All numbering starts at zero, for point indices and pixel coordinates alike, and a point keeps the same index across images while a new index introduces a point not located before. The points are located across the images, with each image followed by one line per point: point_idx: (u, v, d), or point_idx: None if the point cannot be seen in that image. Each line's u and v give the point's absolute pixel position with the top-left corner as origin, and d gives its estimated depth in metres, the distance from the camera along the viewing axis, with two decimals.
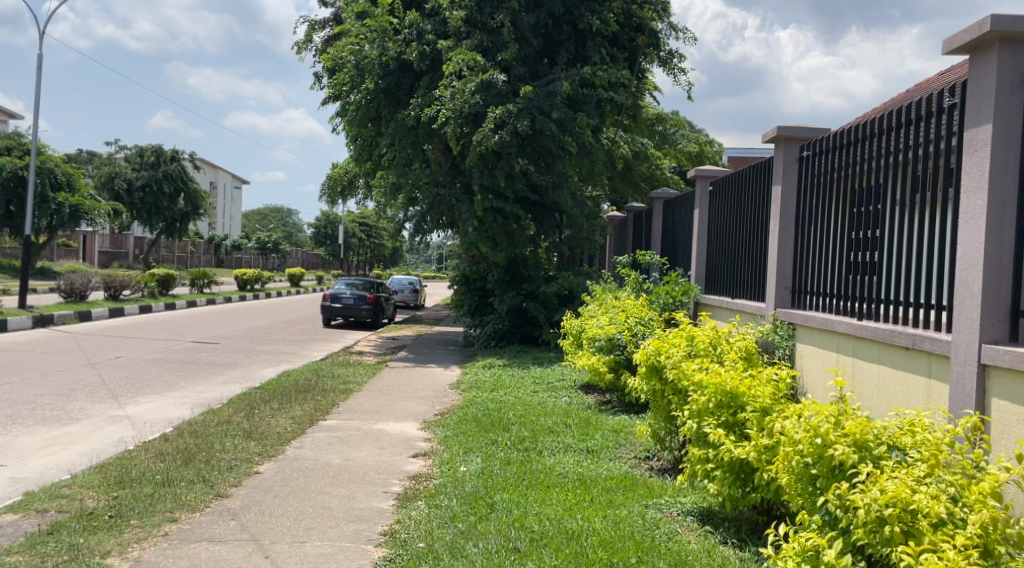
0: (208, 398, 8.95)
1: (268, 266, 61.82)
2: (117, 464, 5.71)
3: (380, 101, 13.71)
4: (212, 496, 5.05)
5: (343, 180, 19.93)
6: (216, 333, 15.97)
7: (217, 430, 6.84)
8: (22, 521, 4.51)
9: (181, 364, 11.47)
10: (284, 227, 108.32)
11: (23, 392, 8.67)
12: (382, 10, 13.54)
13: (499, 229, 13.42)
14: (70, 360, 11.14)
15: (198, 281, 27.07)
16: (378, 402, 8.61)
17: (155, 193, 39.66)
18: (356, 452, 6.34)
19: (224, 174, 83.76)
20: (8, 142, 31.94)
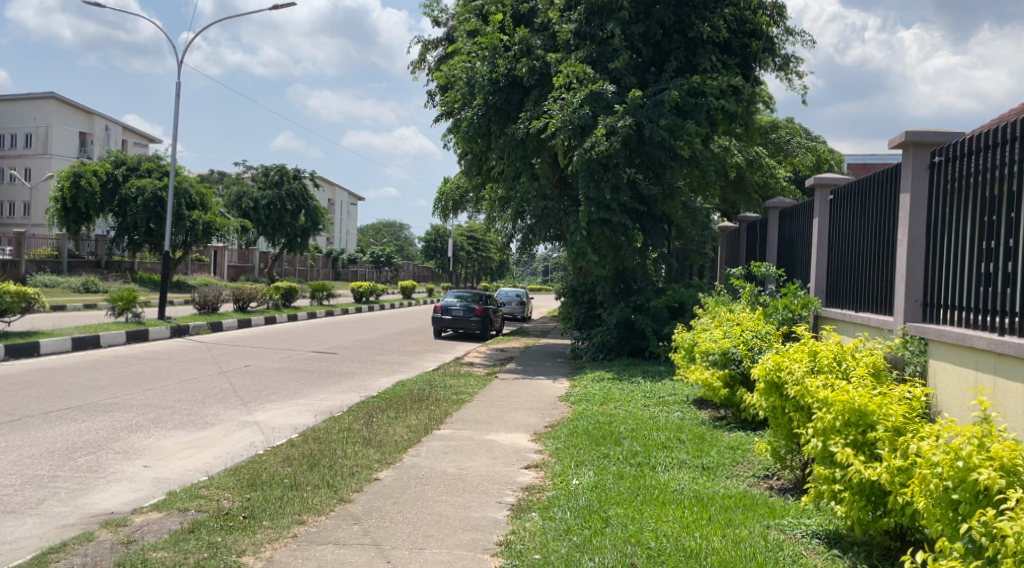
0: (328, 406, 9.32)
1: (381, 279, 63.78)
2: (249, 467, 6.03)
3: (491, 116, 13.97)
4: (337, 501, 5.25)
5: (454, 194, 20.40)
6: (334, 344, 16.61)
7: (339, 437, 7.11)
8: (167, 519, 4.84)
9: (303, 373, 12.00)
10: (397, 241, 111.41)
11: (164, 398, 9.31)
12: (492, 28, 13.75)
13: (605, 241, 13.22)
14: (203, 368, 11.88)
15: (318, 295, 28.27)
16: (489, 413, 8.72)
17: (278, 210, 41.81)
18: (470, 462, 6.45)
19: (342, 192, 87.26)
20: (149, 165, 34.43)
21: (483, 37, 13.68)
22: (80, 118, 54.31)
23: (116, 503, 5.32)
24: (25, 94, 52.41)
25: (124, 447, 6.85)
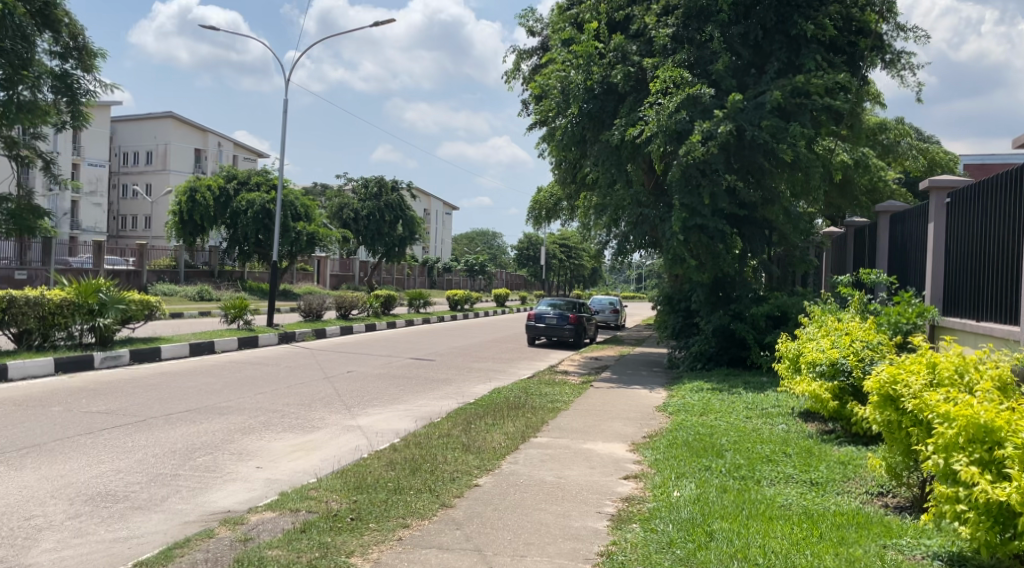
0: (427, 412, 9.49)
1: (476, 288, 64.63)
2: (355, 470, 6.21)
3: (586, 124, 13.95)
4: (439, 506, 5.34)
5: (548, 203, 20.46)
6: (432, 351, 16.94)
7: (439, 443, 7.23)
8: (280, 518, 5.04)
9: (403, 380, 12.27)
10: (490, 250, 112.58)
11: (274, 402, 9.70)
12: (587, 36, 13.62)
13: (703, 248, 12.88)
14: (308, 374, 12.33)
15: (416, 303, 28.91)
16: (586, 422, 8.69)
17: (377, 220, 43.04)
18: (568, 470, 6.43)
19: (438, 202, 88.99)
20: (258, 179, 36.11)
21: (577, 44, 13.61)
22: (195, 135, 57.48)
23: (232, 501, 5.59)
24: (146, 114, 55.91)
25: (238, 449, 7.18)
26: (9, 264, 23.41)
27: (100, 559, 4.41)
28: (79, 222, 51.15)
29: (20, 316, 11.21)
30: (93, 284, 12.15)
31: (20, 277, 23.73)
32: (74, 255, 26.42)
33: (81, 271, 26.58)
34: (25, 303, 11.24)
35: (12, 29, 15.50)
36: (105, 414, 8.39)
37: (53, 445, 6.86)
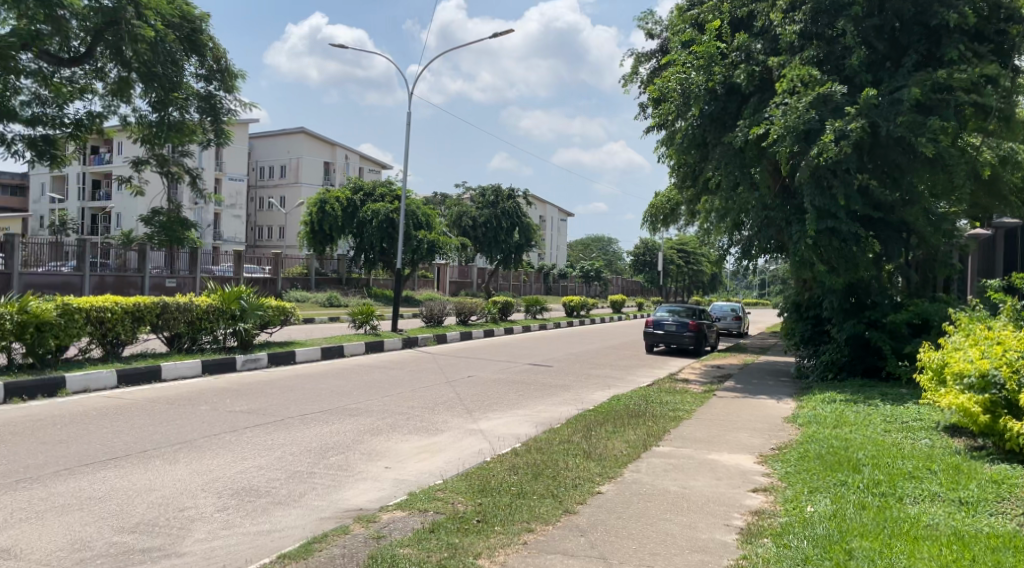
0: (547, 418, 9.52)
1: (591, 293, 64.43)
2: (479, 473, 6.31)
3: (710, 125, 13.64)
4: (562, 512, 5.35)
5: (665, 207, 20.12)
6: (550, 357, 17.00)
7: (559, 449, 7.24)
8: (410, 517, 5.20)
9: (521, 385, 12.36)
10: (606, 256, 111.99)
11: (399, 405, 10.01)
12: (709, 37, 13.32)
13: (834, 253, 12.26)
14: (431, 378, 12.64)
15: (532, 309, 29.12)
16: (710, 431, 8.47)
17: (494, 227, 43.72)
18: (692, 481, 6.29)
19: (553, 208, 89.37)
20: (382, 190, 37.47)
21: (698, 45, 13.28)
22: (324, 149, 60.19)
23: (364, 500, 5.80)
24: (281, 130, 59.06)
25: (368, 449, 7.45)
26: (161, 272, 25.28)
27: (246, 550, 4.68)
28: (221, 233, 54.58)
29: (173, 320, 11.98)
30: (235, 291, 12.99)
31: (171, 284, 25.63)
32: (218, 263, 27.92)
33: (224, 279, 28.29)
34: (176, 309, 12.03)
35: (163, 56, 16.89)
36: (246, 413, 8.91)
37: (202, 442, 7.34)
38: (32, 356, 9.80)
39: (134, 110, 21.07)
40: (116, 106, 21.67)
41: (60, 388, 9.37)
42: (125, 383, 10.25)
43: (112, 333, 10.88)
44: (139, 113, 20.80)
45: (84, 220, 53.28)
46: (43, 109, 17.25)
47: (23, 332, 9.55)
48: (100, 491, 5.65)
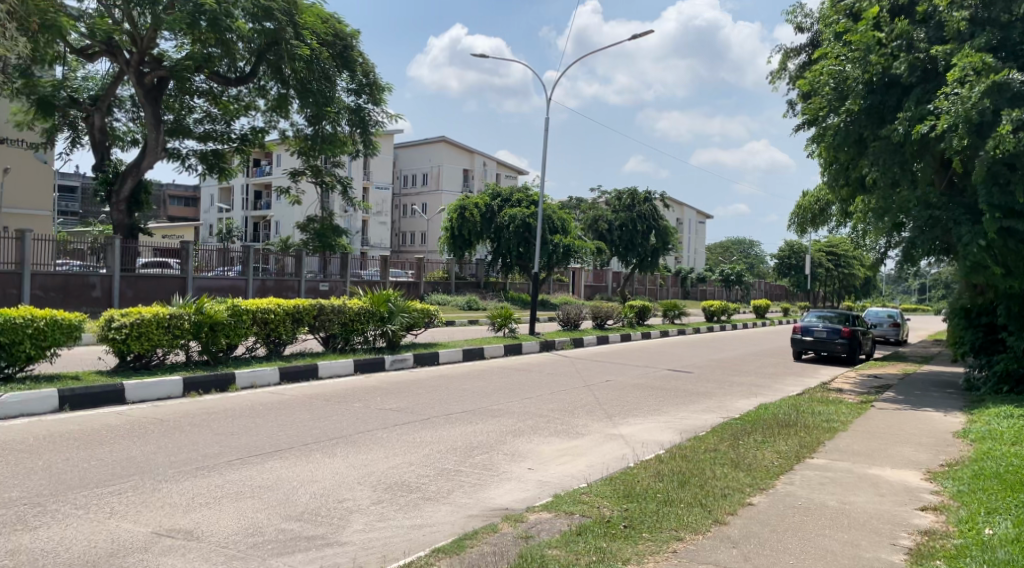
0: (690, 425, 9.31)
1: (732, 298, 62.39)
2: (624, 479, 6.25)
3: (866, 122, 12.85)
4: (712, 522, 5.20)
5: (814, 207, 19.21)
6: (690, 363, 16.63)
7: (707, 457, 7.05)
8: (556, 519, 5.23)
9: (662, 391, 12.16)
10: (748, 260, 108.16)
11: (540, 407, 10.08)
12: (866, 26, 12.67)
13: (1011, 254, 11.29)
14: (570, 382, 12.66)
15: (671, 314, 28.51)
16: (869, 445, 7.99)
17: (630, 231, 43.28)
18: (852, 496, 5.96)
19: (691, 211, 87.31)
20: (519, 195, 37.91)
21: (854, 36, 12.67)
22: (463, 156, 61.65)
23: (510, 500, 5.90)
24: (423, 139, 61.02)
25: (511, 450, 7.55)
26: (315, 277, 26.81)
27: (401, 543, 4.86)
28: (368, 239, 57.06)
29: (327, 322, 12.63)
30: (384, 294, 13.57)
31: (324, 288, 27.12)
32: (365, 268, 29.06)
33: (372, 282, 29.55)
34: (331, 310, 12.68)
35: (319, 74, 21.43)
36: (395, 411, 9.28)
37: (356, 438, 7.69)
38: (207, 354, 10.66)
39: (294, 124, 22.81)
40: (277, 121, 23.75)
41: (231, 383, 10.11)
42: (286, 380, 10.91)
43: (275, 334, 11.65)
44: (298, 126, 22.73)
45: (247, 228, 57.24)
46: (213, 127, 23.95)
47: (199, 331, 10.37)
48: (267, 480, 6.05)
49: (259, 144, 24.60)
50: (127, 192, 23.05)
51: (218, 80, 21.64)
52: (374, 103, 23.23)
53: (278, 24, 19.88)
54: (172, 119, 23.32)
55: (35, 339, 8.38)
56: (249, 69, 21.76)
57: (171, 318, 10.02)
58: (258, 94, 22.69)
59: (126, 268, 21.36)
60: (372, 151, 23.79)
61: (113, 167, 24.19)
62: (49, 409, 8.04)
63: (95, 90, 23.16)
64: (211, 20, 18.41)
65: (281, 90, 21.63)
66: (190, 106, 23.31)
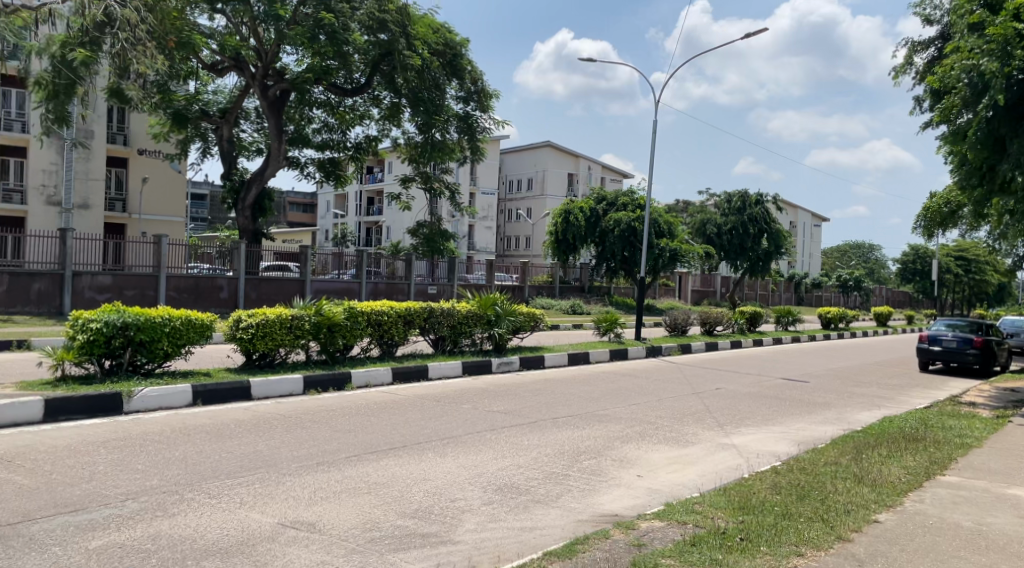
0: (807, 436, 8.96)
1: (849, 304, 59.69)
2: (739, 490, 6.08)
3: (1004, 118, 12.03)
4: (835, 538, 4.99)
5: (943, 210, 18.12)
6: (805, 371, 16.01)
7: (827, 470, 6.77)
8: (669, 528, 5.15)
9: (776, 400, 11.75)
10: (868, 265, 103.16)
11: (648, 413, 9.95)
12: (1004, 18, 11.83)
13: None
14: (678, 388, 12.42)
15: (784, 320, 27.54)
16: (1007, 463, 7.46)
17: (741, 234, 42.10)
18: (990, 518, 5.58)
19: (805, 214, 84.12)
20: (625, 199, 37.50)
21: (991, 29, 11.84)
22: (568, 160, 61.58)
23: (620, 507, 5.84)
24: (528, 144, 61.48)
25: (620, 456, 7.49)
26: (424, 280, 27.50)
27: (513, 544, 4.92)
28: (474, 244, 57.96)
29: (437, 324, 12.89)
30: (492, 297, 13.76)
31: (432, 291, 27.79)
32: (471, 272, 29.57)
33: (478, 285, 30.03)
34: (441, 313, 12.93)
35: (430, 82, 22.00)
36: (503, 413, 9.38)
37: (467, 438, 7.82)
38: (325, 354, 11.12)
39: (405, 132, 23.47)
40: (390, 129, 24.53)
41: (347, 382, 10.51)
42: (399, 380, 11.22)
43: (389, 335, 11.98)
44: (409, 133, 23.37)
45: (360, 233, 59.27)
46: (331, 136, 24.90)
47: (318, 332, 10.82)
48: (382, 477, 6.24)
49: (372, 152, 25.49)
50: (252, 200, 24.32)
51: (336, 91, 22.59)
52: (483, 110, 23.56)
53: (392, 35, 20.49)
54: (293, 130, 24.46)
55: (172, 338, 8.94)
56: (364, 79, 22.62)
57: (293, 318, 10.50)
58: (373, 104, 23.46)
59: (251, 272, 22.59)
60: (478, 157, 24.14)
61: (239, 176, 25.59)
62: (184, 403, 8.57)
63: (224, 103, 24.58)
64: (330, 33, 19.46)
65: (394, 99, 22.51)
66: (310, 117, 24.40)
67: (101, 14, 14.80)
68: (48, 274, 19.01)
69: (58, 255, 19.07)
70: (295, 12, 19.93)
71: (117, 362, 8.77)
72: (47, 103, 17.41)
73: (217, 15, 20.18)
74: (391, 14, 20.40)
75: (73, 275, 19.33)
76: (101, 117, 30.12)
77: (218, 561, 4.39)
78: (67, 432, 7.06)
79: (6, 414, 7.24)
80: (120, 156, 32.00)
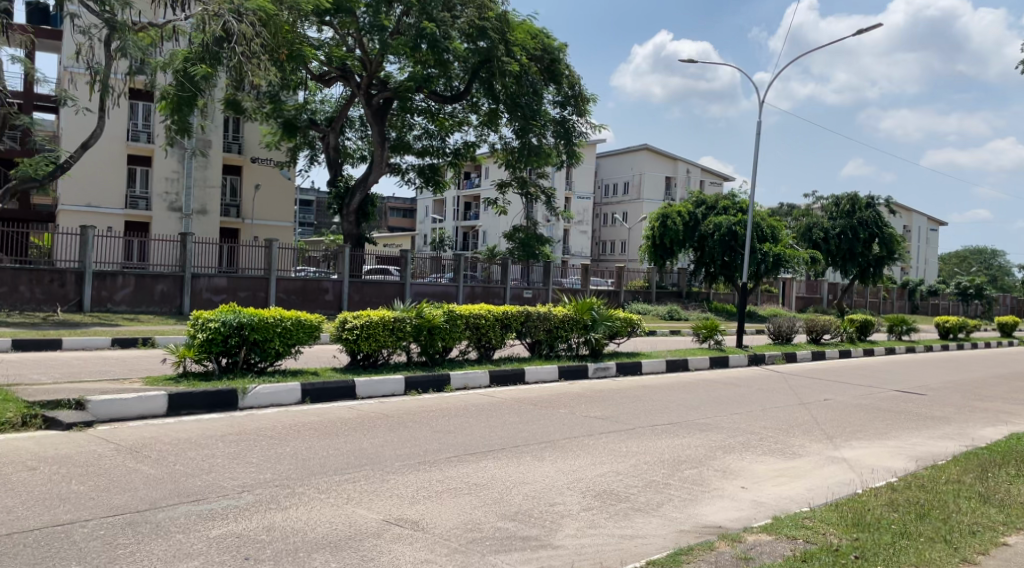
0: (925, 452, 8.49)
1: (970, 313, 56.23)
2: (852, 505, 5.83)
3: None
4: (959, 561, 4.70)
5: None
6: (922, 383, 15.18)
7: (948, 489, 6.39)
8: (778, 542, 4.98)
9: (889, 413, 11.19)
10: (990, 272, 97.02)
11: (752, 424, 9.67)
12: None
13: None
14: (783, 398, 12.01)
15: (898, 330, 26.20)
16: None
17: (850, 239, 40.36)
18: None
19: (921, 217, 79.87)
20: (726, 203, 36.62)
21: None
22: (666, 163, 60.66)
23: (724, 518, 5.70)
24: (625, 148, 60.96)
25: (723, 467, 7.31)
26: (519, 284, 27.67)
27: (613, 552, 4.87)
28: (569, 247, 57.88)
29: (533, 328, 12.91)
30: (589, 302, 13.68)
31: (528, 295, 27.90)
32: (567, 276, 29.56)
33: (573, 290, 29.98)
34: (538, 317, 12.97)
35: (528, 87, 22.17)
36: (601, 419, 9.31)
37: (565, 443, 7.81)
38: (425, 355, 11.34)
39: (502, 137, 23.71)
40: (488, 134, 24.87)
41: (446, 384, 10.68)
42: (495, 383, 11.32)
43: (486, 338, 12.08)
44: (506, 138, 23.62)
45: (457, 237, 60.26)
46: (431, 142, 25.41)
47: (419, 333, 11.03)
48: (483, 479, 6.30)
49: (470, 157, 25.87)
50: (356, 205, 25.06)
51: (436, 99, 23.11)
52: (580, 115, 23.58)
53: (491, 42, 20.85)
54: (395, 136, 25.10)
55: (283, 338, 9.32)
56: (463, 87, 23.07)
57: (395, 320, 10.74)
58: (471, 110, 23.93)
59: (355, 275, 23.29)
60: (575, 161, 24.16)
61: (344, 182, 26.48)
62: (294, 400, 8.92)
63: (331, 111, 25.51)
64: (431, 42, 19.85)
65: (492, 105, 22.88)
66: (411, 124, 24.99)
67: (220, 30, 15.61)
68: (170, 276, 20.12)
69: (179, 258, 20.16)
70: (399, 22, 20.48)
71: (233, 359, 9.19)
72: (171, 116, 18.53)
73: (325, 27, 21.03)
74: (490, 21, 20.89)
75: (192, 277, 20.38)
76: (218, 127, 31.79)
77: (327, 554, 4.53)
78: (187, 426, 7.46)
79: (135, 408, 7.69)
80: (234, 164, 33.67)
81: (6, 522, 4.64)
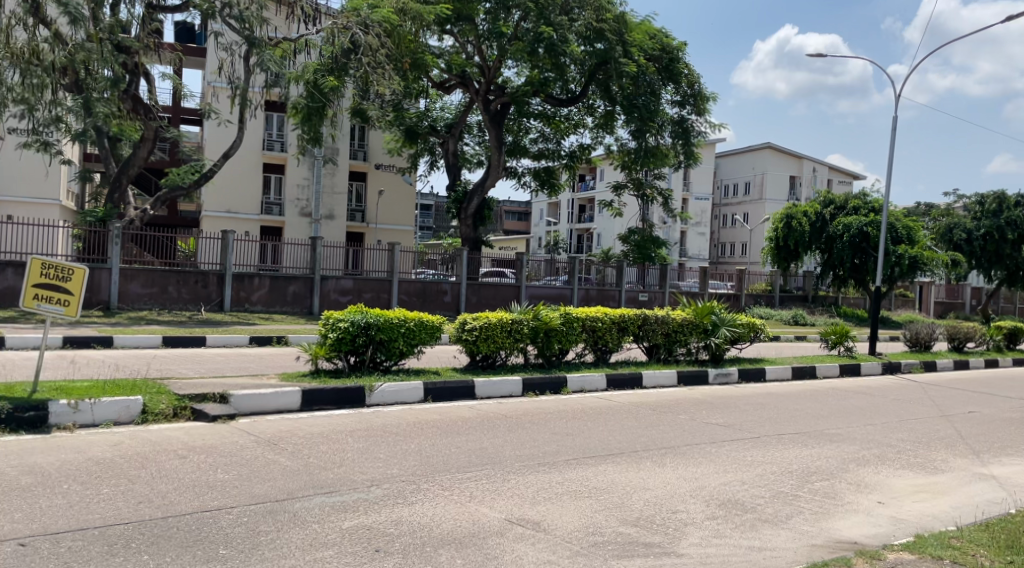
0: None
1: None
2: (1005, 527, 5.40)
3: None
4: None
5: None
6: None
7: None
8: (921, 563, 4.69)
9: None
10: None
11: (887, 435, 9.16)
12: None
13: None
14: (922, 410, 11.29)
15: None
16: None
17: (996, 240, 37.49)
18: None
19: None
20: (856, 202, 34.79)
21: None
22: (791, 162, 58.32)
23: (859, 534, 5.42)
24: (747, 147, 59.11)
25: (857, 479, 6.95)
26: (635, 287, 27.32)
27: (741, 563, 4.73)
28: (687, 250, 56.78)
29: (651, 332, 12.74)
30: (709, 305, 13.36)
31: (644, 297, 27.49)
32: (685, 279, 28.94)
33: (691, 293, 29.34)
34: (656, 320, 12.78)
35: (645, 87, 21.88)
36: (723, 426, 9.06)
37: (686, 450, 7.65)
38: (542, 357, 11.40)
39: (619, 138, 23.49)
40: (604, 137, 24.77)
41: (564, 386, 10.69)
42: (613, 387, 11.24)
43: (603, 341, 12.01)
44: (622, 140, 23.42)
45: (572, 239, 60.22)
46: (546, 145, 25.51)
47: (536, 336, 11.11)
48: (603, 483, 6.25)
49: (586, 159, 25.89)
50: (474, 209, 25.51)
51: (552, 102, 23.24)
52: (698, 114, 23.07)
53: (608, 44, 20.76)
54: (511, 141, 25.36)
55: (407, 338, 9.60)
56: (579, 89, 23.08)
57: (513, 322, 10.86)
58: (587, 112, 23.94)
59: (472, 277, 23.70)
60: (693, 162, 23.69)
61: (462, 186, 26.99)
62: (417, 399, 9.15)
63: (450, 118, 26.13)
64: (548, 46, 19.97)
65: (608, 107, 22.79)
66: (527, 127, 25.17)
67: (348, 41, 16.60)
68: (301, 278, 21.16)
69: (309, 261, 21.12)
70: (517, 27, 20.52)
71: (360, 358, 9.53)
72: (302, 126, 19.48)
73: (446, 36, 21.56)
74: (608, 23, 20.82)
75: (321, 279, 21.35)
76: (345, 135, 33.15)
77: (453, 551, 4.61)
78: (318, 421, 7.81)
79: (272, 402, 8.12)
80: (360, 170, 35.02)
81: (160, 506, 5.00)
